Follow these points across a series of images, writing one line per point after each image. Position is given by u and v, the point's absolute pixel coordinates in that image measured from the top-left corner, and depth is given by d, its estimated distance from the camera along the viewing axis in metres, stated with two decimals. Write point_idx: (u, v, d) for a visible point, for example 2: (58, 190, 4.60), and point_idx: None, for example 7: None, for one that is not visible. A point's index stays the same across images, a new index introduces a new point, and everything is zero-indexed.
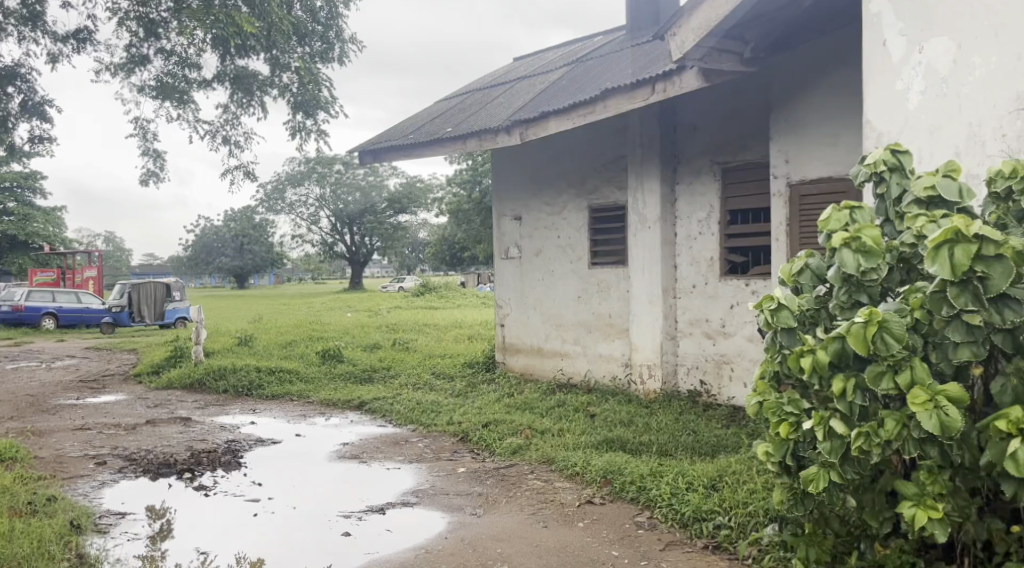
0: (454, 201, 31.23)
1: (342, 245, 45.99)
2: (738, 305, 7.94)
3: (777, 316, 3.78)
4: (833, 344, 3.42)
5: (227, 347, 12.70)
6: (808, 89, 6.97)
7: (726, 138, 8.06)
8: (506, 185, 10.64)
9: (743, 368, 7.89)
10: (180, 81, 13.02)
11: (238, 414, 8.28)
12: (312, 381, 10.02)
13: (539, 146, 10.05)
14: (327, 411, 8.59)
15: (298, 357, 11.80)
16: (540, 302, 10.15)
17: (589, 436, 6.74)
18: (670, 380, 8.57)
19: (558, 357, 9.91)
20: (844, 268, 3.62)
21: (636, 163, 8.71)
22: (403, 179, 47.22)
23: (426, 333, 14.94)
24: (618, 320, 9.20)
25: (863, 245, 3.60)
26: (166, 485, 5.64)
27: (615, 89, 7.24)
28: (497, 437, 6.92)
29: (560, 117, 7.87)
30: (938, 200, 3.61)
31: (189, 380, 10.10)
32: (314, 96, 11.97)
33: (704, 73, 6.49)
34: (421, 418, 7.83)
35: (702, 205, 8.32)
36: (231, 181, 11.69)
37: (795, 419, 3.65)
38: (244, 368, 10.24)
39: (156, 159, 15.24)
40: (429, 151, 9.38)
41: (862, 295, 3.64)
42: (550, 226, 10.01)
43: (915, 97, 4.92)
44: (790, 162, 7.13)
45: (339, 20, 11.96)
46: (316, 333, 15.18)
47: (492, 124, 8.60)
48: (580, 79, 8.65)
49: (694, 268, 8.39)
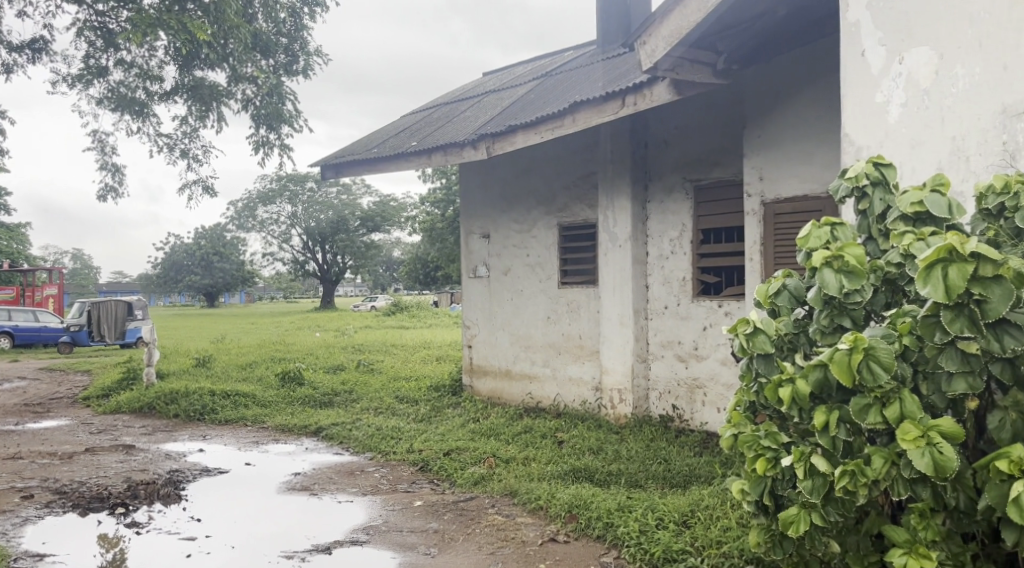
0: (427, 219, 30.85)
1: (313, 263, 45.34)
2: (710, 327, 7.66)
3: (753, 341, 3.50)
4: (814, 373, 3.12)
5: (183, 369, 12.22)
6: (782, 103, 6.73)
7: (698, 154, 7.81)
8: (473, 201, 10.32)
9: (716, 392, 7.60)
10: (140, 94, 12.63)
11: (187, 441, 7.85)
12: (269, 405, 9.58)
13: (507, 162, 9.76)
14: (283, 438, 8.18)
15: (256, 379, 11.35)
16: (508, 323, 9.81)
17: (556, 465, 6.39)
18: (641, 405, 8.26)
19: (526, 381, 9.57)
20: (825, 289, 3.32)
21: (607, 181, 8.44)
22: (377, 196, 46.79)
23: (392, 355, 14.53)
24: (588, 342, 8.88)
25: (846, 264, 3.31)
26: (95, 522, 5.21)
27: (583, 102, 6.96)
28: (459, 466, 6.56)
29: (527, 131, 7.58)
30: (925, 216, 3.33)
31: (139, 404, 9.63)
32: (277, 109, 11.62)
33: (676, 86, 6.23)
34: (381, 446, 7.44)
35: (674, 224, 8.05)
36: (188, 195, 11.33)
37: (773, 454, 3.35)
38: (197, 392, 9.79)
39: (115, 173, 14.80)
40: (393, 166, 9.04)
41: (845, 318, 3.34)
42: (519, 245, 9.69)
43: (895, 110, 4.66)
44: (765, 180, 6.89)
45: (305, 32, 11.75)
46: (279, 354, 14.71)
47: (458, 138, 8.29)
48: (550, 92, 8.37)
49: (666, 289, 8.11)
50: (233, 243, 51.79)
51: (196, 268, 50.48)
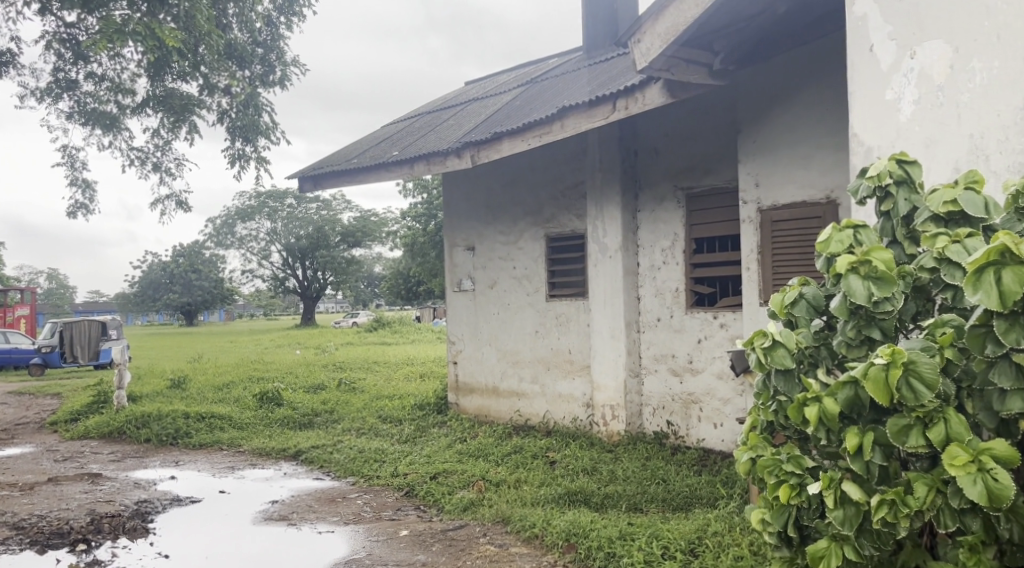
0: (409, 234, 30.52)
1: (293, 280, 44.73)
2: (706, 339, 7.36)
3: (771, 355, 3.19)
4: (845, 390, 2.82)
5: (156, 391, 11.76)
6: (779, 106, 6.46)
7: (690, 161, 7.53)
8: (457, 213, 10.00)
9: (712, 407, 7.29)
10: (112, 107, 12.25)
11: (158, 468, 7.46)
12: (246, 427, 9.18)
13: (492, 172, 9.46)
14: (260, 462, 7.78)
15: (233, 401, 10.93)
16: (495, 338, 9.48)
17: (550, 488, 6.05)
18: (635, 422, 7.94)
19: (514, 398, 9.23)
20: (851, 297, 3.02)
21: (596, 189, 8.16)
22: (357, 212, 46.33)
23: (375, 372, 14.10)
24: (578, 357, 8.56)
25: (873, 269, 3.01)
26: (53, 560, 4.81)
27: (572, 107, 6.67)
28: (447, 491, 6.21)
29: (514, 138, 7.27)
30: (959, 216, 3.06)
31: (108, 429, 9.20)
32: (253, 121, 11.32)
33: (670, 87, 5.95)
34: (363, 470, 7.07)
35: (666, 233, 7.77)
36: (161, 211, 10.97)
37: (797, 481, 3.03)
38: (170, 415, 9.36)
39: (86, 189, 14.39)
40: (373, 176, 8.71)
41: (874, 330, 3.05)
42: (505, 257, 9.38)
43: (908, 108, 4.39)
44: (761, 186, 6.62)
45: (282, 42, 11.45)
46: (256, 373, 14.24)
47: (441, 146, 7.97)
48: (536, 99, 8.08)
49: (658, 300, 7.82)
50: (212, 261, 51.12)
51: (175, 286, 49.72)
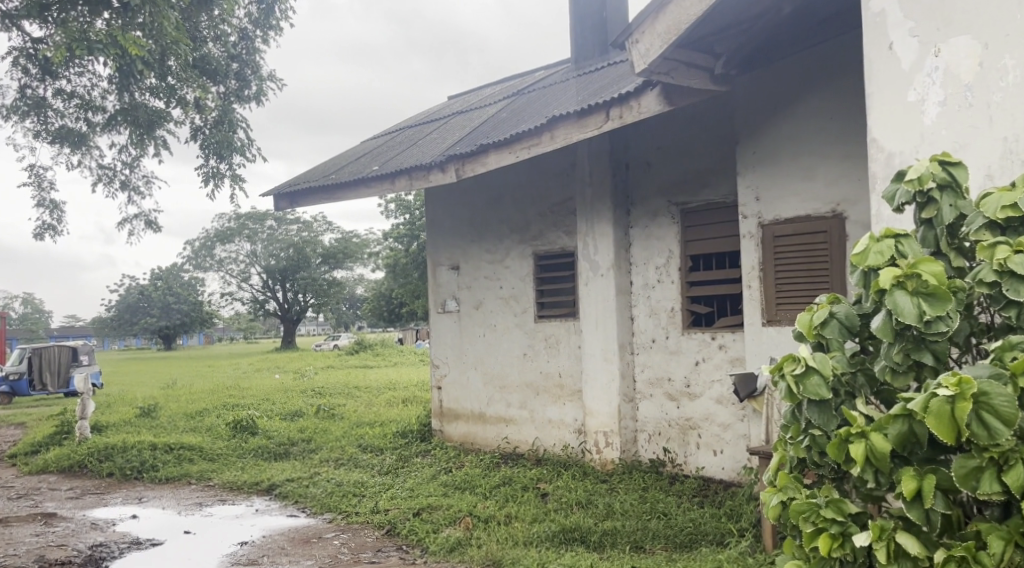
0: (391, 254, 30.14)
1: (273, 302, 43.99)
2: (703, 362, 6.96)
3: (803, 384, 2.79)
4: (896, 426, 2.45)
5: (124, 420, 11.20)
6: (781, 114, 6.11)
7: (685, 174, 7.16)
8: (440, 232, 9.57)
9: (711, 434, 6.89)
10: (81, 125, 11.74)
11: (119, 506, 7.03)
12: (217, 459, 8.67)
13: (477, 188, 9.06)
14: (230, 498, 7.27)
15: (205, 430, 10.41)
16: (481, 361, 9.04)
17: (542, 525, 5.62)
18: (629, 449, 7.51)
19: (502, 424, 8.78)
20: (899, 316, 2.62)
21: (586, 205, 7.77)
22: (339, 233, 45.77)
23: (355, 398, 13.56)
24: (569, 381, 8.14)
25: (923, 284, 2.62)
26: None
27: (562, 117, 6.29)
28: (431, 529, 5.76)
29: (499, 150, 6.88)
30: (1019, 222, 2.69)
31: (69, 462, 8.68)
32: (227, 138, 10.90)
33: (667, 94, 5.59)
34: (341, 506, 6.58)
35: (660, 250, 7.38)
36: (130, 231, 10.49)
37: (839, 529, 2.67)
38: (136, 447, 8.85)
39: (54, 210, 13.89)
40: (352, 193, 8.28)
41: (925, 353, 2.65)
42: (490, 276, 8.97)
43: (932, 110, 4.00)
44: (762, 200, 6.24)
45: (258, 56, 11.02)
46: (230, 400, 13.64)
47: (423, 160, 7.56)
48: (522, 110, 7.69)
49: (653, 321, 7.42)
50: (191, 283, 50.32)
51: (152, 310, 48.89)
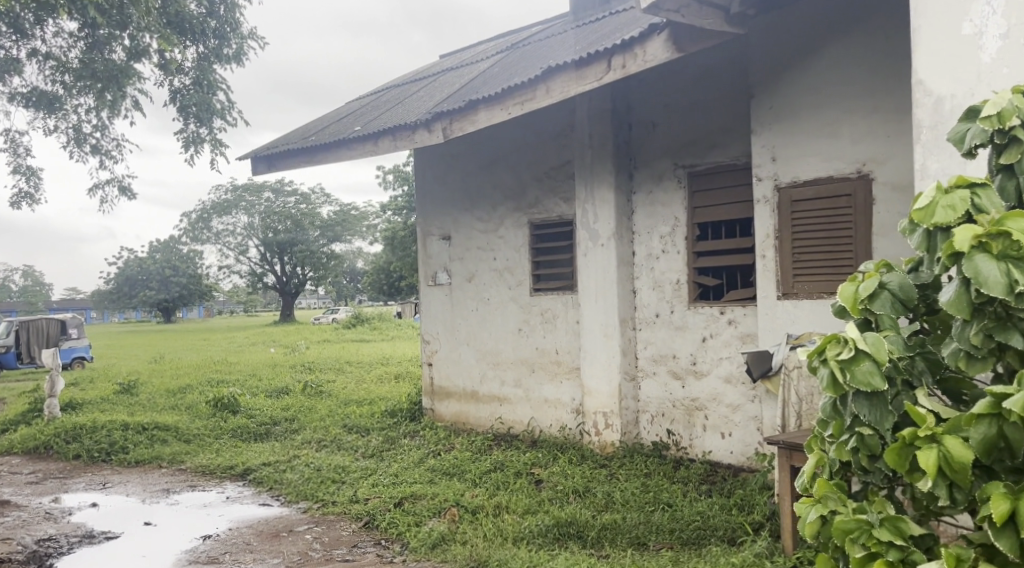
0: (390, 227, 29.57)
1: (271, 275, 43.34)
2: (711, 338, 6.41)
3: (851, 372, 2.22)
4: (981, 429, 1.94)
5: (102, 397, 10.69)
6: (801, 64, 5.49)
7: (693, 134, 6.56)
8: (430, 199, 8.96)
9: (719, 416, 6.35)
10: (56, 88, 11.09)
11: (80, 493, 6.51)
12: (192, 440, 8.14)
13: (469, 151, 8.44)
14: (200, 484, 6.74)
15: (184, 408, 9.88)
16: (473, 337, 8.49)
17: (536, 518, 5.08)
18: (631, 431, 6.98)
19: (495, 403, 8.25)
20: (982, 287, 2.04)
21: (585, 168, 7.16)
22: (337, 206, 45.12)
23: (345, 374, 13.02)
24: (566, 358, 7.60)
25: (1012, 246, 2.05)
26: None
27: (558, 67, 5.68)
28: (413, 522, 5.24)
29: (489, 106, 6.27)
30: None
31: (35, 443, 8.17)
32: (206, 101, 10.32)
33: (676, 38, 4.99)
34: (318, 494, 6.05)
35: (665, 217, 6.79)
36: (102, 198, 9.92)
37: (897, 556, 2.13)
38: (106, 427, 8.32)
39: (32, 177, 13.29)
40: (334, 156, 7.68)
41: (1013, 334, 2.09)
42: (483, 246, 8.38)
43: (992, 45, 3.39)
44: (778, 161, 5.63)
45: (237, 14, 10.33)
46: (216, 376, 13.11)
47: (409, 118, 6.95)
48: (516, 63, 7.06)
49: (657, 294, 6.86)
50: (190, 256, 49.67)
51: (150, 282, 48.33)
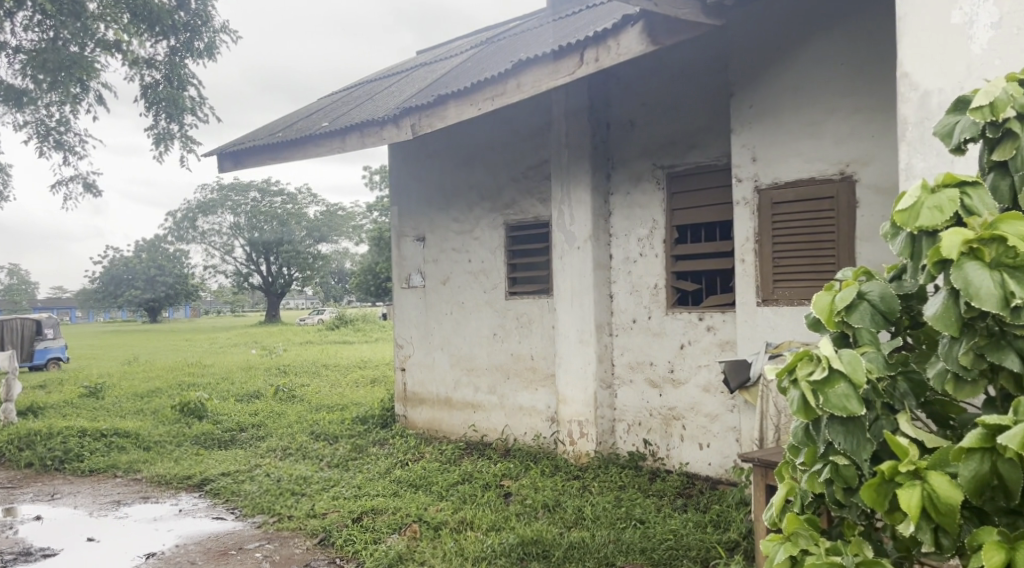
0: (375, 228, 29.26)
1: (256, 275, 42.89)
2: (689, 345, 6.15)
3: (824, 396, 1.95)
4: (971, 465, 1.68)
5: (66, 401, 10.34)
6: (784, 60, 5.23)
7: (672, 134, 6.31)
8: (405, 198, 8.67)
9: (697, 426, 6.09)
10: (23, 82, 10.75)
11: (24, 504, 6.19)
12: (152, 447, 7.82)
13: (444, 149, 8.16)
14: (154, 495, 6.42)
15: (149, 414, 9.55)
16: (447, 341, 8.20)
17: (501, 537, 4.79)
18: (607, 441, 6.70)
19: (469, 410, 7.97)
20: (973, 300, 1.78)
21: (561, 168, 6.90)
22: (324, 206, 44.75)
23: (321, 377, 12.70)
24: (542, 364, 7.32)
25: (1007, 253, 1.79)
26: None
27: (529, 61, 5.41)
28: (370, 539, 4.95)
29: (459, 101, 5.99)
30: None
31: None
32: (176, 96, 10.00)
33: (651, 30, 4.72)
34: (276, 507, 5.76)
35: (644, 219, 6.52)
36: (66, 195, 9.60)
37: None
38: (63, 433, 8.00)
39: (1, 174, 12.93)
40: (300, 153, 7.39)
41: (1008, 354, 1.83)
42: (458, 248, 8.10)
43: (983, 34, 3.14)
44: (758, 161, 5.37)
45: (210, 7, 10.00)
46: (188, 379, 12.80)
47: (376, 114, 6.66)
48: (490, 58, 6.79)
49: (634, 298, 6.59)
50: (174, 256, 49.13)
51: (135, 281, 47.78)
